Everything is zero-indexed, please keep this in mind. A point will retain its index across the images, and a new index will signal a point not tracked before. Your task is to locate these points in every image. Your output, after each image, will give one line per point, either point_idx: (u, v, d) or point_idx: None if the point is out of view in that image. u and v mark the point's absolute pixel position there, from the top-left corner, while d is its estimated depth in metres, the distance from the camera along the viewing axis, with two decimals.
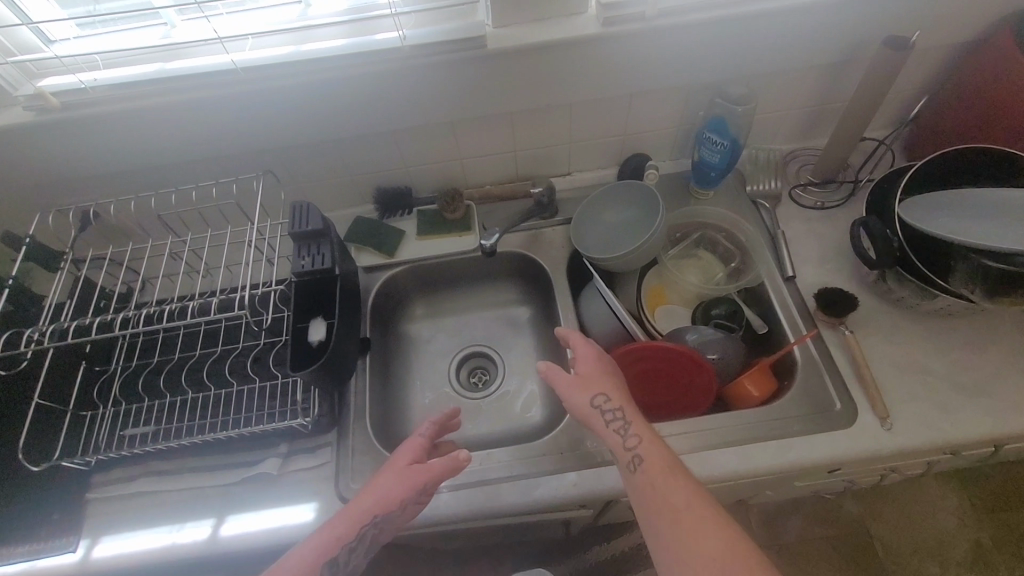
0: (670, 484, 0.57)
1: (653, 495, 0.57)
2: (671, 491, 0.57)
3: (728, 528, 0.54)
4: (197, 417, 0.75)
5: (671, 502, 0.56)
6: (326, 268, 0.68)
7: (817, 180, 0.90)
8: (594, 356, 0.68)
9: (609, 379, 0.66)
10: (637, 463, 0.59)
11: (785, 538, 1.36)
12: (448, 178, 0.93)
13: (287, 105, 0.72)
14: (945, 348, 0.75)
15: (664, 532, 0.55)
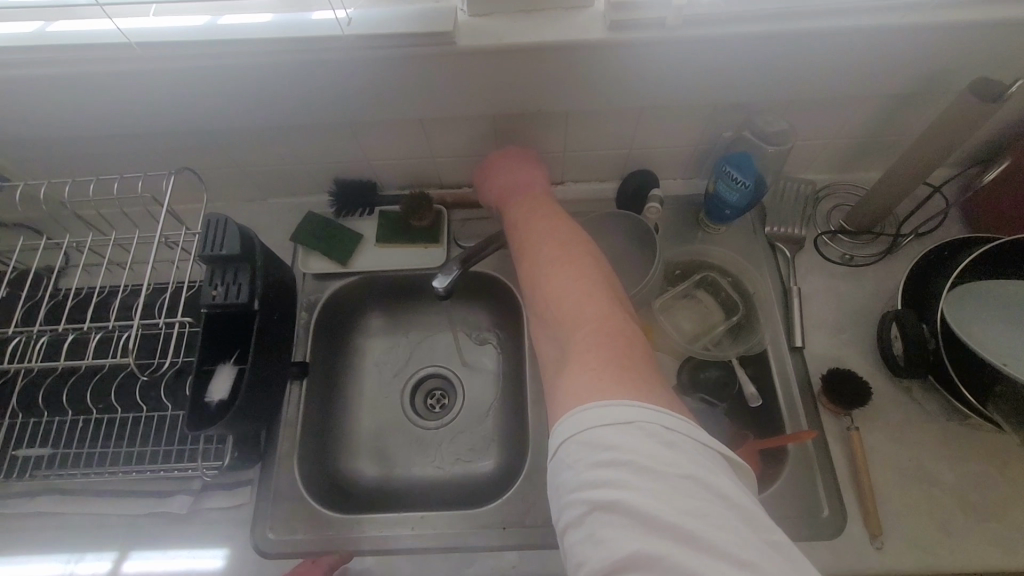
0: (543, 228, 0.61)
1: (523, 251, 0.61)
2: (538, 251, 0.58)
3: (593, 271, 0.54)
4: (103, 441, 0.66)
5: (546, 245, 0.58)
6: (240, 301, 0.57)
7: (849, 228, 0.76)
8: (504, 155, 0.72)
9: (504, 170, 0.71)
10: (522, 220, 0.64)
11: None
12: (417, 175, 0.80)
13: (210, 87, 0.58)
14: (963, 457, 0.64)
15: (531, 271, 0.58)
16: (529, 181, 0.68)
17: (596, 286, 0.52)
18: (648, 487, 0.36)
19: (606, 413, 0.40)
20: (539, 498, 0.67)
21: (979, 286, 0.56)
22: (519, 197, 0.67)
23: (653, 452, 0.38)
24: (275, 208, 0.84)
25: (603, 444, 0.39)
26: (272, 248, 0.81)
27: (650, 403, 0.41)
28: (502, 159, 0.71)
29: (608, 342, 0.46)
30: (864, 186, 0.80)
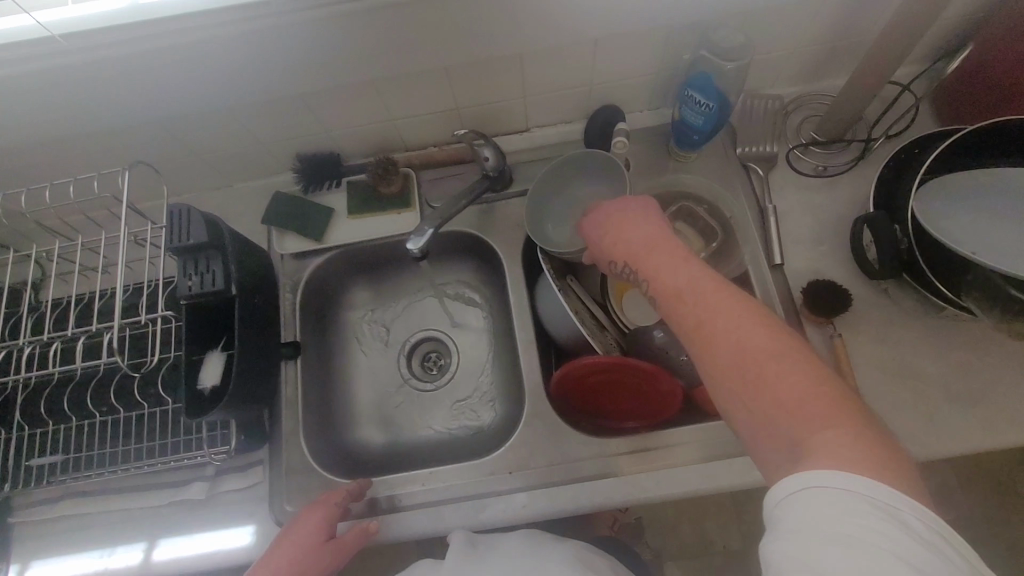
0: (694, 288, 0.48)
1: (689, 321, 0.46)
2: (714, 317, 0.45)
3: (785, 338, 0.42)
4: (112, 441, 0.68)
5: (693, 300, 0.47)
6: (217, 289, 0.57)
7: (820, 138, 0.75)
8: (615, 209, 0.60)
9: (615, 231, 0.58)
10: (656, 270, 0.52)
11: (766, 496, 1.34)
12: (380, 140, 0.79)
13: (150, 67, 0.57)
14: (944, 350, 0.66)
15: (691, 335, 0.46)
16: (635, 227, 0.57)
17: (804, 365, 0.40)
18: (869, 566, 0.31)
19: (832, 481, 0.35)
20: (540, 441, 0.69)
21: (946, 178, 0.56)
22: (646, 253, 0.54)
23: (881, 534, 0.32)
24: (242, 193, 0.83)
25: (821, 508, 0.34)
26: (247, 234, 0.80)
27: (892, 490, 0.34)
28: (630, 207, 0.59)
29: (862, 444, 0.36)
30: (833, 93, 0.78)
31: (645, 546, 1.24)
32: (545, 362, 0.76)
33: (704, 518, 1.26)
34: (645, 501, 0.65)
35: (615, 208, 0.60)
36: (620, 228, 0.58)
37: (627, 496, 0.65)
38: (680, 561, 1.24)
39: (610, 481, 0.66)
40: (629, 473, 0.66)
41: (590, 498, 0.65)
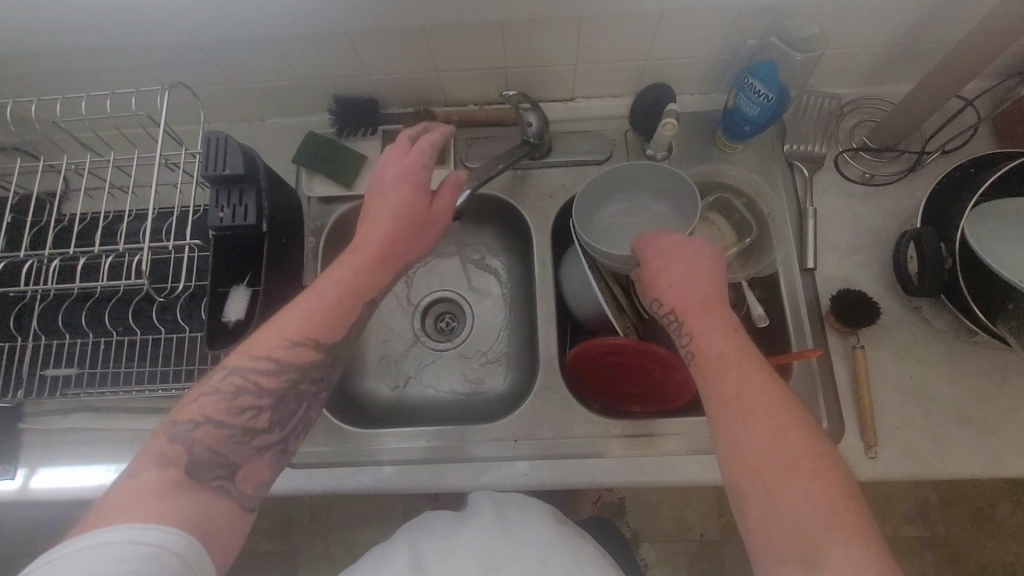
0: (743, 377, 0.49)
1: (730, 405, 0.48)
2: (757, 421, 0.46)
3: (815, 450, 0.44)
4: (127, 362, 0.69)
5: (745, 384, 0.49)
6: (247, 224, 0.56)
7: (872, 145, 0.73)
8: (673, 251, 0.59)
9: (668, 277, 0.58)
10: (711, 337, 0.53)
11: None
12: (421, 90, 0.76)
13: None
14: (963, 375, 0.66)
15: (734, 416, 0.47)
16: (693, 282, 0.57)
17: (826, 485, 0.42)
18: None
19: None
20: (548, 414, 0.70)
21: (1001, 201, 0.55)
22: (696, 319, 0.55)
23: None
24: (275, 128, 0.81)
25: None
26: (276, 171, 0.79)
27: None
28: (688, 255, 0.58)
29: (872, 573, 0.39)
30: (893, 100, 0.75)
31: (626, 526, 1.27)
32: (562, 337, 0.76)
33: (686, 507, 1.28)
34: (644, 484, 0.66)
35: (671, 250, 0.59)
36: (680, 273, 0.58)
37: (627, 477, 0.66)
38: (658, 544, 1.27)
39: (613, 460, 0.67)
40: (633, 455, 0.67)
41: (592, 474, 0.66)
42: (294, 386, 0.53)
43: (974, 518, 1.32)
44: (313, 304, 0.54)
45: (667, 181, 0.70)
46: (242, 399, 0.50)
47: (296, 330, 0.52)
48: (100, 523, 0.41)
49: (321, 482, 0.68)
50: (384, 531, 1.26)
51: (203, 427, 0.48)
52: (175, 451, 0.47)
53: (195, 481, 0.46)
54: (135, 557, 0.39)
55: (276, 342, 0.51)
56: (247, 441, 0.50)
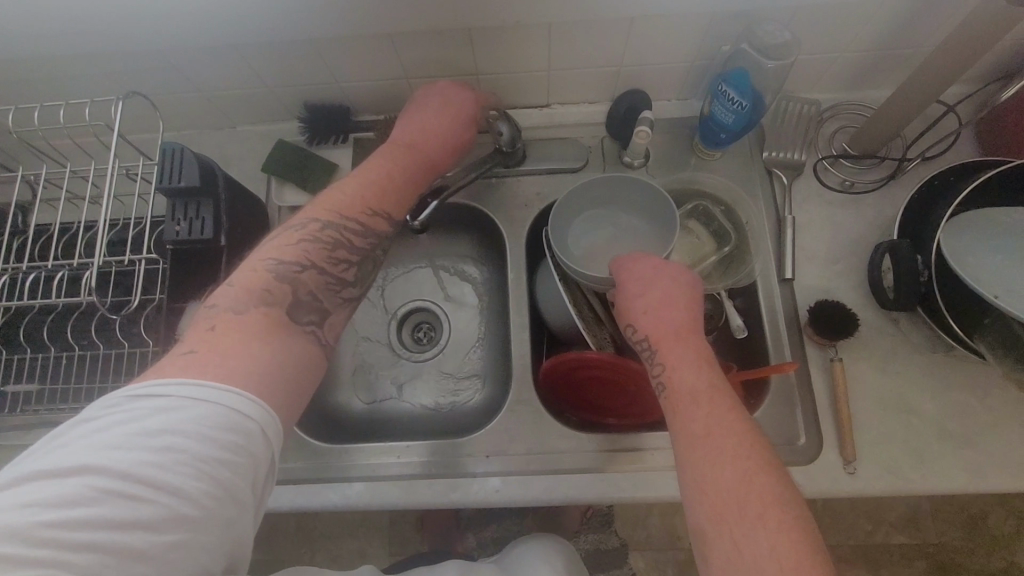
0: (713, 416, 0.49)
1: (702, 445, 0.47)
2: (727, 463, 0.46)
3: (785, 500, 0.44)
4: (88, 377, 0.67)
5: (719, 425, 0.48)
6: (205, 237, 0.55)
7: (852, 152, 0.72)
8: (650, 276, 0.58)
9: (643, 304, 0.57)
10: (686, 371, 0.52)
11: None
12: (393, 97, 0.75)
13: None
14: (944, 388, 0.64)
15: (707, 458, 0.46)
16: (671, 312, 0.56)
17: (797, 538, 0.42)
18: None
19: None
20: (522, 428, 0.68)
21: (978, 212, 0.53)
22: (669, 351, 0.54)
23: None
24: (245, 136, 0.80)
25: None
26: (246, 179, 0.77)
27: None
28: (665, 282, 0.57)
29: None
30: (873, 105, 0.74)
31: (614, 536, 1.25)
32: (537, 349, 0.74)
33: (674, 516, 1.27)
34: (619, 501, 0.65)
35: (651, 275, 0.58)
36: (659, 301, 0.57)
37: (601, 494, 0.65)
38: (646, 554, 1.26)
39: (587, 476, 0.65)
40: (606, 471, 0.65)
41: (564, 491, 0.65)
42: (372, 251, 0.58)
43: (964, 527, 1.30)
44: (375, 179, 0.59)
45: (621, 190, 0.70)
46: (304, 273, 0.52)
47: (356, 201, 0.57)
48: (206, 363, 0.43)
49: (288, 499, 0.66)
50: (368, 543, 1.24)
51: (306, 273, 0.52)
52: (282, 288, 0.50)
53: (295, 320, 0.50)
54: (239, 428, 0.41)
55: (330, 213, 0.55)
56: (340, 290, 0.55)
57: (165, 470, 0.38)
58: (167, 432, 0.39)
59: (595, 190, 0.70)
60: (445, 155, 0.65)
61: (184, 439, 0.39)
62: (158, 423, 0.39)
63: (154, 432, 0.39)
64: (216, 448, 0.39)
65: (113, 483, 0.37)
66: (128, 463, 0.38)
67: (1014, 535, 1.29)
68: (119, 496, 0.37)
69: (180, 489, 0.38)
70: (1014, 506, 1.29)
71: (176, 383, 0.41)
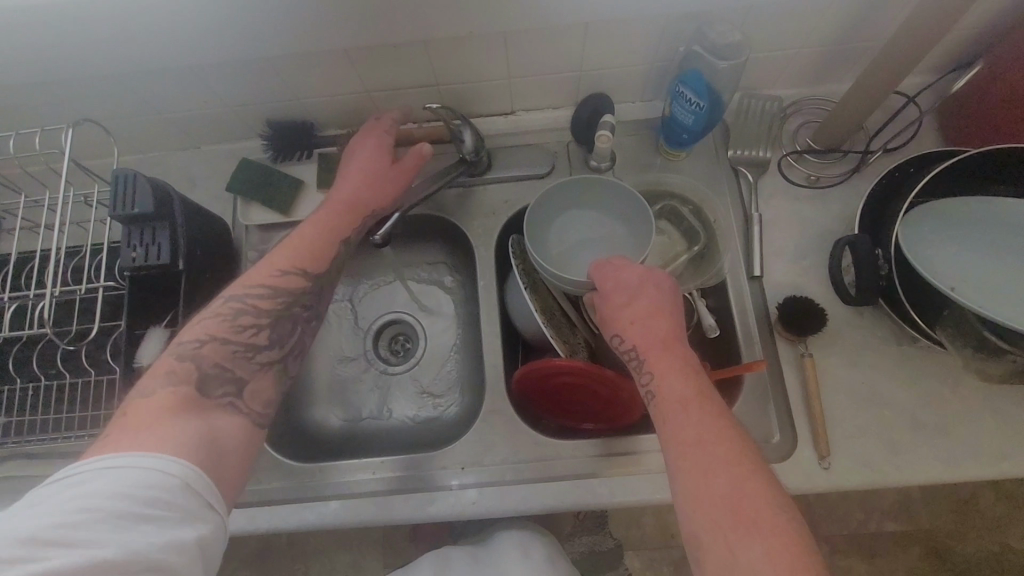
0: (703, 423, 0.48)
1: (693, 453, 0.47)
2: (717, 470, 0.46)
3: (776, 506, 0.44)
4: (57, 405, 0.66)
5: (709, 432, 0.48)
6: (161, 263, 0.54)
7: (815, 147, 0.72)
8: (633, 282, 0.58)
9: (630, 314, 0.56)
10: (675, 380, 0.52)
11: None
12: (356, 111, 0.75)
13: (103, 8, 0.53)
14: (916, 379, 0.64)
15: (699, 467, 0.46)
16: (654, 320, 0.56)
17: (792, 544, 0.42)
18: None
19: None
20: (498, 438, 0.68)
21: (935, 204, 0.53)
22: (657, 359, 0.54)
23: None
24: (210, 156, 0.79)
25: None
26: (212, 200, 0.77)
27: None
28: (648, 289, 0.57)
29: None
30: (836, 99, 0.74)
31: (610, 536, 1.25)
32: (511, 357, 0.74)
33: (668, 513, 1.27)
34: (596, 506, 0.65)
35: (634, 280, 0.58)
36: (642, 308, 0.56)
37: (579, 500, 0.64)
38: (641, 552, 1.26)
39: (564, 483, 0.65)
40: (584, 477, 0.65)
41: (542, 501, 0.64)
42: (287, 310, 0.56)
43: (954, 511, 1.31)
44: (296, 244, 0.60)
45: (582, 194, 0.69)
46: (207, 351, 0.51)
47: (278, 262, 0.58)
48: (124, 434, 0.44)
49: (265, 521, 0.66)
50: (363, 556, 1.24)
51: (208, 347, 0.51)
52: (184, 368, 0.49)
53: (205, 395, 0.49)
54: (159, 484, 0.41)
55: (245, 291, 0.55)
56: (250, 356, 0.53)
57: (86, 542, 0.38)
58: (82, 500, 0.39)
59: (559, 202, 0.69)
60: (377, 212, 0.66)
61: (101, 500, 0.39)
62: (72, 496, 0.39)
63: (68, 504, 0.39)
64: (136, 505, 0.40)
65: (31, 553, 0.36)
66: (47, 536, 0.37)
67: (1003, 518, 1.29)
68: (40, 564, 0.36)
69: (105, 548, 0.38)
70: (1004, 491, 1.30)
71: (92, 462, 0.42)
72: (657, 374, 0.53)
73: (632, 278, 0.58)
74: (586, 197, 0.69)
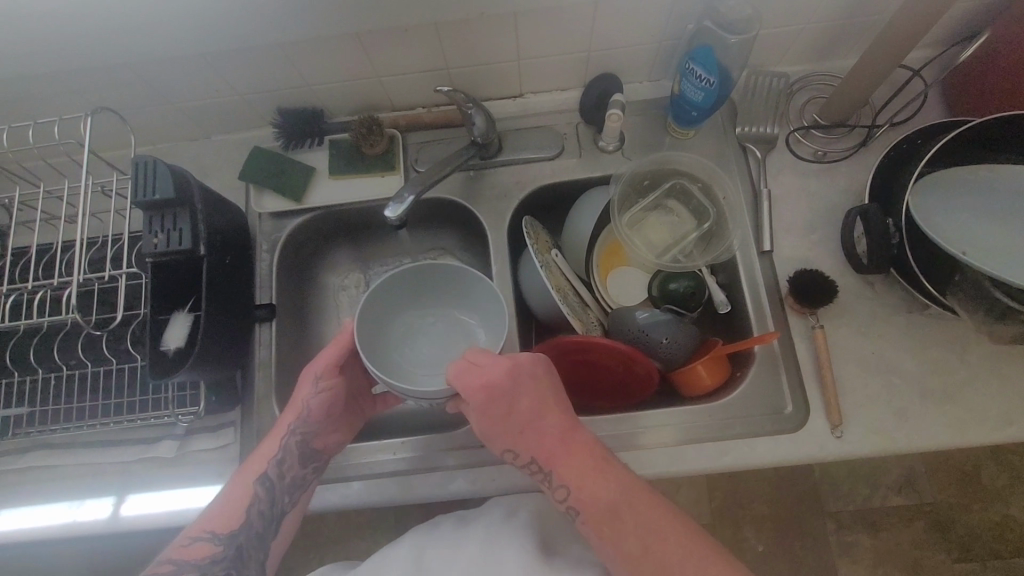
0: (635, 512, 0.53)
1: (637, 538, 0.52)
2: (660, 544, 0.52)
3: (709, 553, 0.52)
4: (82, 394, 0.67)
5: (640, 516, 0.53)
6: (184, 248, 0.55)
7: (822, 122, 0.73)
8: (512, 388, 0.55)
9: (519, 425, 0.56)
10: (592, 477, 0.54)
11: (744, 480, 1.35)
12: (366, 96, 0.75)
13: None
14: (925, 347, 0.66)
15: (642, 551, 0.52)
16: (548, 427, 0.56)
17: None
18: None
19: None
20: None
21: (945, 173, 0.54)
22: (567, 466, 0.55)
23: None
24: (220, 146, 0.79)
25: None
26: (225, 189, 0.78)
27: None
28: (528, 388, 0.55)
29: None
30: (841, 75, 0.75)
31: None
32: (526, 337, 0.75)
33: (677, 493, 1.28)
34: None
35: (517, 388, 0.55)
36: (536, 413, 0.56)
37: None
38: None
39: None
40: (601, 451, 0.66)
41: None
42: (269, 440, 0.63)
43: (956, 485, 1.33)
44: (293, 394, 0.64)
45: (406, 291, 0.66)
46: (205, 540, 0.57)
47: (271, 446, 0.62)
48: None
49: None
50: (377, 543, 1.25)
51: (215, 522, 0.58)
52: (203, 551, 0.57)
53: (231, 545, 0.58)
54: None
55: (256, 475, 0.61)
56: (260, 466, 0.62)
57: None
58: None
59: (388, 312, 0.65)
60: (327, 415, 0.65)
61: None
62: None
63: None
64: None
65: None
66: None
67: (1003, 489, 1.32)
68: None
69: None
70: (1004, 463, 1.33)
71: None
72: (572, 478, 0.55)
73: (512, 386, 0.55)
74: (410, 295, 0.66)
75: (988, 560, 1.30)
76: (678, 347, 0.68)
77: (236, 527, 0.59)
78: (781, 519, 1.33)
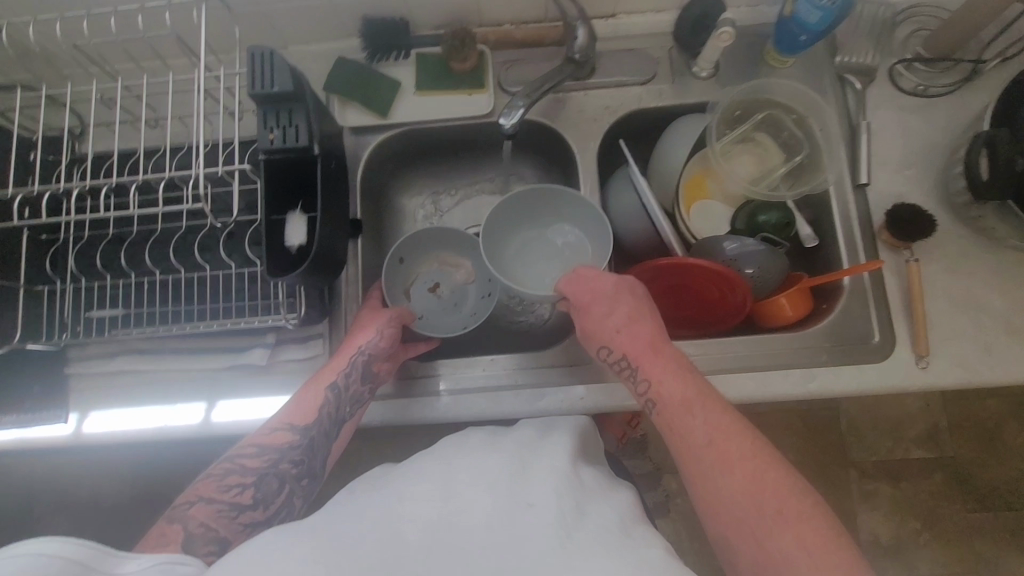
0: (708, 417, 0.51)
1: (708, 441, 0.50)
2: (732, 450, 0.49)
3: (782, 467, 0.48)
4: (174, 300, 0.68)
5: (715, 419, 0.51)
6: (299, 145, 0.54)
7: (926, 54, 0.71)
8: (611, 291, 0.59)
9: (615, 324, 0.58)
10: (666, 375, 0.55)
11: (773, 428, 1.39)
12: (456, 8, 0.72)
13: None
14: (1015, 285, 0.66)
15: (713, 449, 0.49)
16: (637, 328, 0.58)
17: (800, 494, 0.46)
18: None
19: None
20: None
21: None
22: (652, 366, 0.56)
23: None
24: (300, 57, 0.77)
25: None
26: None
27: None
28: (626, 296, 0.59)
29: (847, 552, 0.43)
30: (949, 7, 0.73)
31: None
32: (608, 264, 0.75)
33: None
34: None
35: (613, 293, 0.59)
36: (629, 317, 0.58)
37: None
38: None
39: None
40: None
41: None
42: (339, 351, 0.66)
43: (980, 441, 1.37)
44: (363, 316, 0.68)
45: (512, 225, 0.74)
46: (279, 433, 0.60)
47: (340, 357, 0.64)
48: None
49: (378, 413, 0.68)
50: None
51: (284, 417, 0.61)
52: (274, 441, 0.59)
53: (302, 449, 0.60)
54: None
55: (328, 382, 0.63)
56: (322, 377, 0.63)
57: None
58: None
59: (507, 216, 0.73)
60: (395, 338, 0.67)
61: None
62: None
63: None
64: None
65: None
66: None
67: None
68: None
69: None
70: None
71: None
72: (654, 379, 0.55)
73: (615, 292, 0.59)
74: (520, 212, 0.74)
75: (1004, 511, 1.34)
76: (770, 277, 0.68)
77: (311, 420, 0.61)
78: (808, 466, 1.37)
